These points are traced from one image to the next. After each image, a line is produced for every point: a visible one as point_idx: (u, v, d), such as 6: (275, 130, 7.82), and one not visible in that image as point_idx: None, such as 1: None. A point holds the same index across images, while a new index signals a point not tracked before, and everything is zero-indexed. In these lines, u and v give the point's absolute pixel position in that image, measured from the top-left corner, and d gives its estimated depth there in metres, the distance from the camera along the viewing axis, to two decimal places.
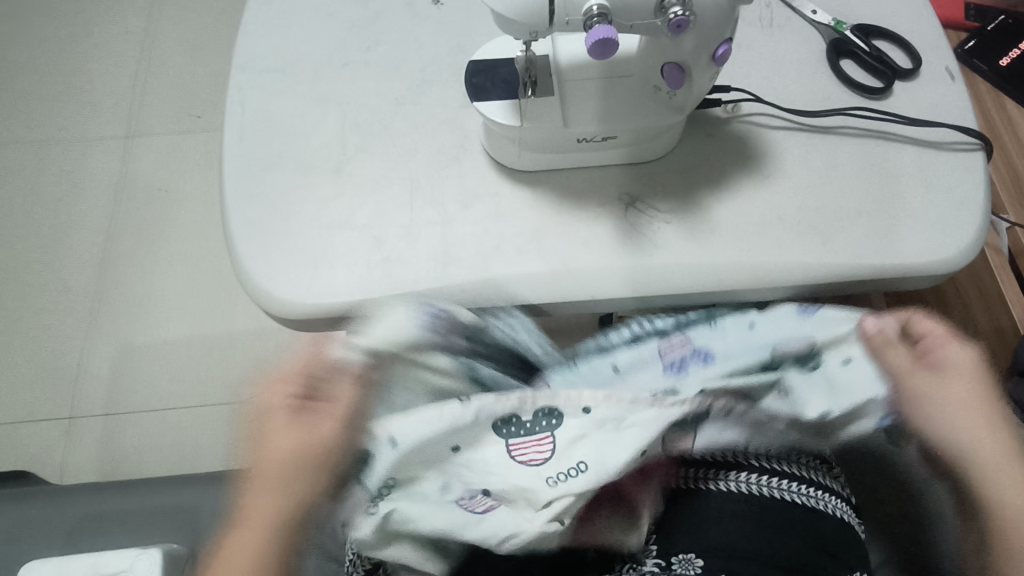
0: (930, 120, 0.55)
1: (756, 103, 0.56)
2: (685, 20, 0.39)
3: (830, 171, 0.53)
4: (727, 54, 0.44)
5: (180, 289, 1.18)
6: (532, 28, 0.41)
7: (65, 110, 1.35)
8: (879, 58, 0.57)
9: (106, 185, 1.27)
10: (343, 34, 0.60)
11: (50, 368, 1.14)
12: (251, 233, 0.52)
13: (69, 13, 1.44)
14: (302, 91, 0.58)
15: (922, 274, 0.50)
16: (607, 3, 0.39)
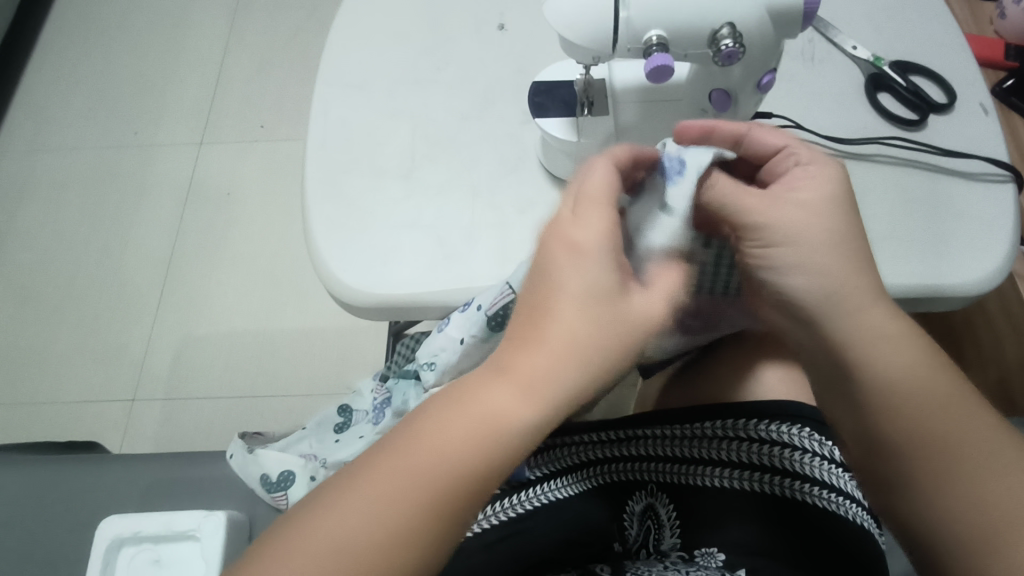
0: (963, 151, 0.58)
1: (797, 130, 0.60)
2: (735, 51, 0.43)
3: (866, 195, 0.57)
4: (771, 83, 0.49)
5: (236, 286, 1.26)
6: (596, 53, 0.46)
7: (142, 117, 1.46)
8: (916, 92, 0.60)
9: (176, 186, 1.37)
10: (415, 56, 0.67)
11: (114, 354, 1.22)
12: (327, 227, 0.58)
13: (151, 27, 1.57)
14: (377, 104, 0.64)
15: (952, 294, 0.53)
16: (665, 34, 0.44)
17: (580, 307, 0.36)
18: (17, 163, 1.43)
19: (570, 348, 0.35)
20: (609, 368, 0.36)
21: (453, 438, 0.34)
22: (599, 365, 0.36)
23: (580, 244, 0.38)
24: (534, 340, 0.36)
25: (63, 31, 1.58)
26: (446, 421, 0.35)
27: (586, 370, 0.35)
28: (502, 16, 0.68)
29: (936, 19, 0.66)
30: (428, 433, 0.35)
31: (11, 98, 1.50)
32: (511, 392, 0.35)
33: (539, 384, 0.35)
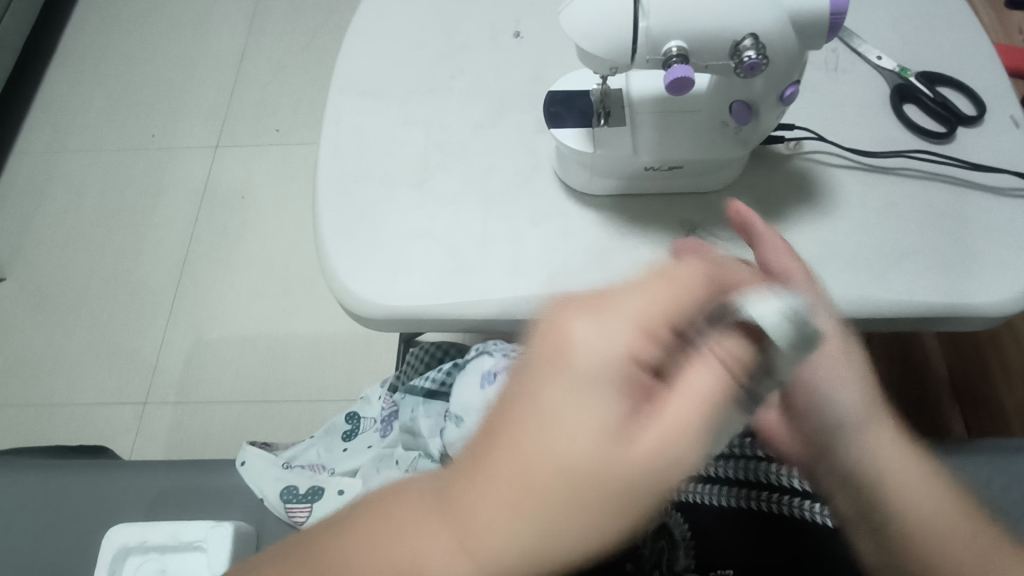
0: (992, 166, 0.56)
1: (819, 142, 0.59)
2: (758, 63, 0.42)
3: (891, 209, 0.55)
4: (795, 95, 0.47)
5: (248, 291, 1.26)
6: (614, 65, 0.45)
7: (159, 120, 1.47)
8: (943, 103, 0.58)
9: (191, 189, 1.38)
10: (429, 64, 0.66)
11: (127, 356, 1.23)
12: (339, 237, 0.58)
13: (170, 32, 1.58)
14: (391, 113, 0.64)
15: (981, 314, 0.51)
16: (686, 45, 0.43)
17: (554, 456, 0.28)
18: (36, 165, 1.44)
19: (537, 495, 0.27)
20: (590, 525, 0.28)
21: (372, 570, 0.29)
22: (564, 523, 0.27)
23: (581, 361, 0.29)
24: (489, 474, 0.28)
25: (84, 35, 1.60)
26: (372, 544, 0.30)
27: (543, 524, 0.27)
28: (519, 24, 0.68)
29: (965, 29, 0.64)
30: (355, 554, 0.30)
31: (31, 100, 1.52)
32: (433, 545, 0.29)
33: (486, 541, 0.28)
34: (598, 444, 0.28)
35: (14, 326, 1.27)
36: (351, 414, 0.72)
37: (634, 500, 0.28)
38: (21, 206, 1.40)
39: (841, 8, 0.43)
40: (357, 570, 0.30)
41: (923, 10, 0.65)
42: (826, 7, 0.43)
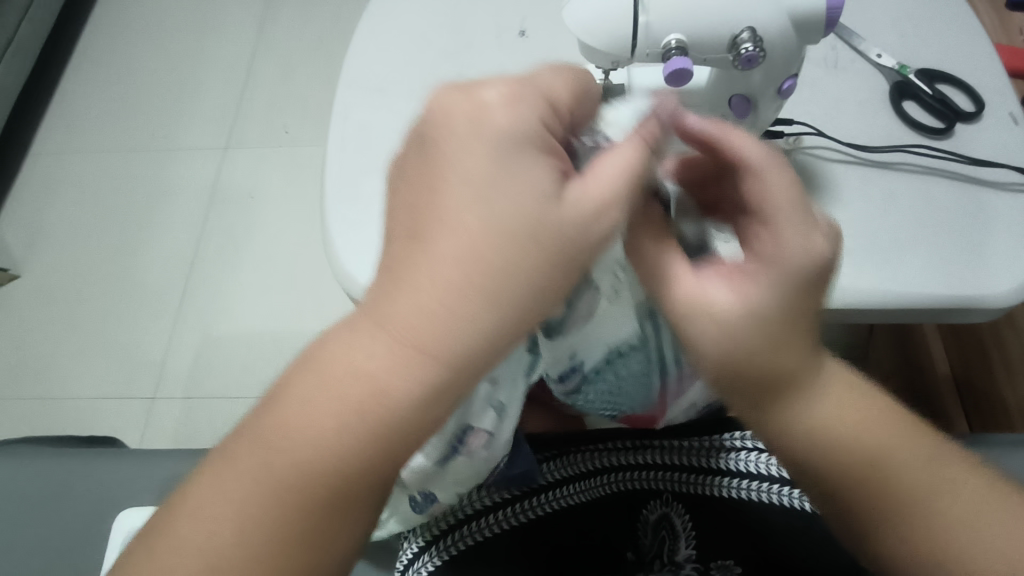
0: (990, 161, 0.57)
1: (818, 137, 0.59)
2: (755, 56, 0.43)
3: (889, 203, 0.56)
4: (792, 88, 0.49)
5: (257, 288, 1.28)
6: (614, 58, 0.46)
7: (171, 121, 1.49)
8: (942, 100, 0.59)
9: (201, 189, 1.40)
10: (436, 61, 0.68)
11: (137, 352, 1.25)
12: (346, 229, 0.59)
13: (181, 36, 1.61)
14: (398, 109, 0.65)
15: (979, 306, 0.52)
16: (684, 38, 0.43)
17: (473, 231, 0.34)
18: (50, 165, 1.47)
19: (473, 266, 0.33)
20: (526, 281, 0.34)
21: (326, 402, 0.33)
22: (516, 282, 0.34)
23: (489, 134, 0.35)
24: (416, 273, 0.33)
25: (99, 37, 1.63)
26: (319, 377, 0.33)
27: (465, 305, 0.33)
28: (524, 22, 0.69)
29: (963, 28, 0.65)
30: (315, 393, 0.33)
31: (45, 102, 1.55)
32: (375, 349, 0.33)
33: (424, 335, 0.33)
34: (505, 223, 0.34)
35: (26, 322, 1.29)
36: None
37: (545, 271, 0.34)
38: (34, 205, 1.42)
39: (836, 3, 0.44)
40: (314, 427, 0.33)
41: (923, 9, 0.66)
42: (823, 3, 0.44)
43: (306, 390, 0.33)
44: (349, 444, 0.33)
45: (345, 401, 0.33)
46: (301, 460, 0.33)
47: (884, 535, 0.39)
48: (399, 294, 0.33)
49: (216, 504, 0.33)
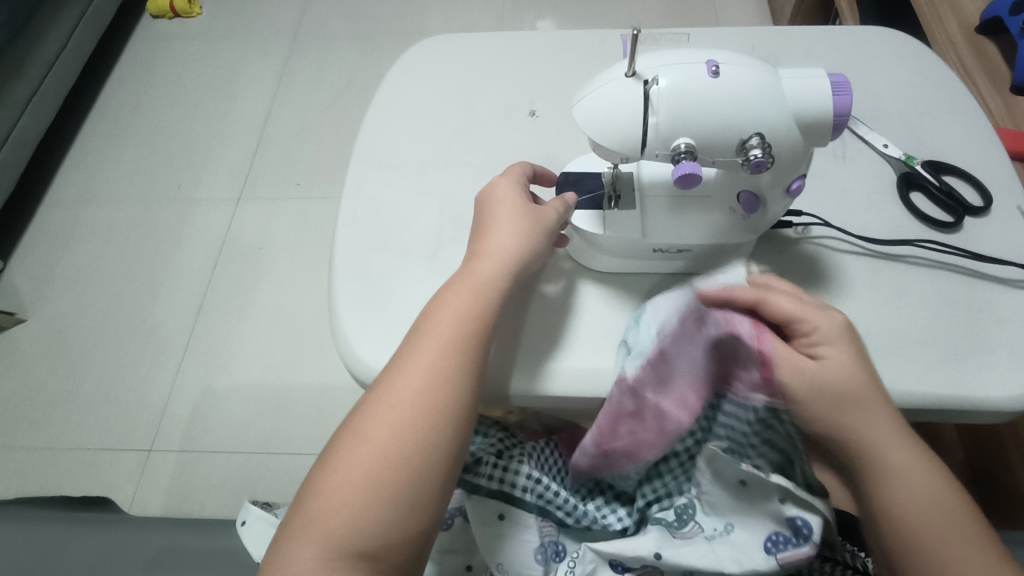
0: (1000, 257, 0.57)
1: (826, 227, 0.59)
2: (764, 161, 0.43)
3: (899, 298, 0.55)
4: (801, 188, 0.48)
5: (261, 340, 1.27)
6: (624, 156, 0.46)
7: (186, 171, 1.53)
8: (949, 193, 0.59)
9: (212, 239, 1.41)
10: (447, 138, 0.69)
11: (136, 402, 1.24)
12: (352, 305, 0.59)
13: (203, 90, 1.66)
14: (409, 185, 0.66)
15: (996, 407, 0.50)
16: (693, 142, 0.44)
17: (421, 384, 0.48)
18: (66, 211, 1.49)
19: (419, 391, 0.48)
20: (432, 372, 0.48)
21: (360, 462, 0.46)
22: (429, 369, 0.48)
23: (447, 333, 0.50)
24: (401, 368, 0.49)
25: (122, 89, 1.69)
26: (338, 468, 0.46)
27: (448, 373, 0.48)
28: (533, 103, 0.70)
29: (969, 120, 0.66)
30: (332, 476, 0.46)
31: (66, 150, 1.59)
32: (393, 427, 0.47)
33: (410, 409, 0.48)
34: (451, 336, 0.50)
35: (28, 368, 1.29)
36: None
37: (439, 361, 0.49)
38: (47, 251, 1.44)
39: (843, 110, 0.44)
40: (341, 506, 0.45)
41: (926, 101, 0.67)
42: (829, 111, 0.44)
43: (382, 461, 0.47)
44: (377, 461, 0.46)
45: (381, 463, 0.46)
46: (350, 523, 0.44)
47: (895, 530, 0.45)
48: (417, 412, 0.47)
49: (298, 555, 0.44)
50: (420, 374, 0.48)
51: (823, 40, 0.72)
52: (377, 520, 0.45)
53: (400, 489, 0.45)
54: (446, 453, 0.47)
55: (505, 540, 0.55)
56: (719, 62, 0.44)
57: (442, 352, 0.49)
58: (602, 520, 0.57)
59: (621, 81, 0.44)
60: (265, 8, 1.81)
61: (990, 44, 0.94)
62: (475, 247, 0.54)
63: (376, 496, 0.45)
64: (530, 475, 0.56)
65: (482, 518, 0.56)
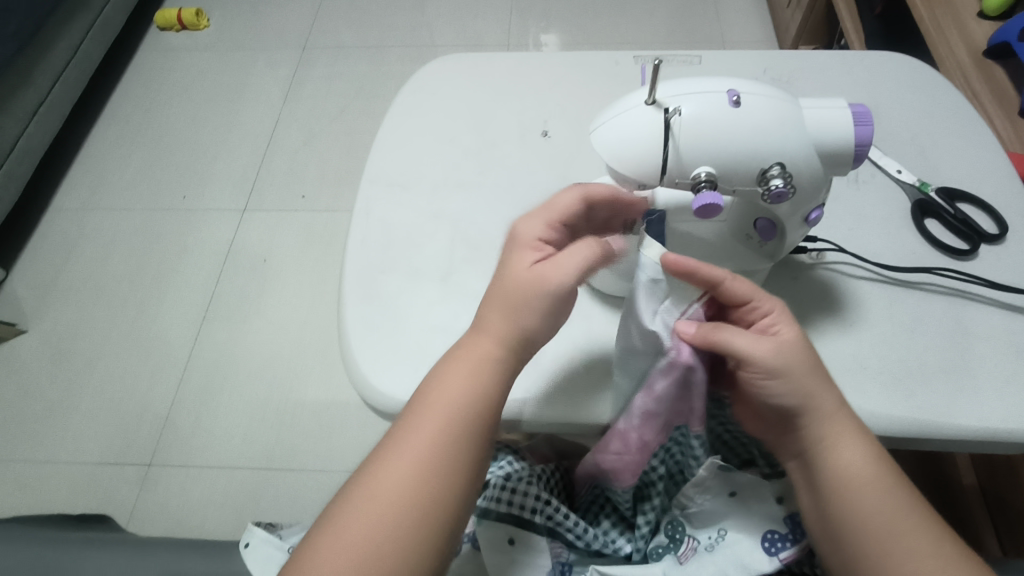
0: (1016, 285, 0.56)
1: (841, 253, 0.59)
2: (785, 191, 0.43)
3: (916, 326, 0.55)
4: (819, 217, 0.48)
5: (263, 354, 1.27)
6: (642, 182, 0.46)
7: (191, 183, 1.52)
8: (965, 220, 0.59)
9: (216, 251, 1.41)
10: (459, 158, 0.69)
11: (137, 415, 1.23)
12: (363, 328, 0.58)
13: (209, 102, 1.66)
14: (421, 205, 0.66)
15: (1015, 440, 0.50)
16: (714, 171, 0.43)
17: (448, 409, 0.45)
18: (69, 222, 1.49)
19: (451, 420, 0.44)
20: (463, 396, 0.45)
21: (383, 497, 0.42)
22: (460, 395, 0.45)
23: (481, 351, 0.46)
24: (421, 394, 0.46)
25: (129, 100, 1.69)
26: (358, 500, 0.42)
27: (483, 402, 0.45)
28: (546, 123, 0.70)
29: (983, 146, 0.66)
30: (352, 515, 0.42)
31: (72, 160, 1.59)
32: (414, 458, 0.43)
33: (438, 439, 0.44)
34: (473, 362, 0.46)
35: (29, 380, 1.28)
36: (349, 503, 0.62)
37: (474, 387, 0.45)
38: (50, 261, 1.43)
39: (864, 141, 0.44)
40: (362, 540, 0.41)
41: (940, 127, 0.67)
42: (850, 141, 0.44)
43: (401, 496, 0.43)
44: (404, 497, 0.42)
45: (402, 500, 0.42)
46: (367, 568, 0.41)
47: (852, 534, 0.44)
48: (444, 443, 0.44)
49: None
50: (438, 415, 0.44)
51: (836, 65, 0.72)
52: (401, 554, 0.41)
53: (423, 526, 0.42)
54: (471, 483, 0.44)
55: (516, 566, 0.52)
56: (740, 92, 0.44)
57: (467, 377, 0.45)
58: (607, 543, 0.54)
59: (642, 108, 0.44)
60: (273, 20, 1.82)
61: (998, 68, 0.94)
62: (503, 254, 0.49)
63: (399, 528, 0.42)
64: (539, 495, 0.52)
65: (493, 544, 0.52)
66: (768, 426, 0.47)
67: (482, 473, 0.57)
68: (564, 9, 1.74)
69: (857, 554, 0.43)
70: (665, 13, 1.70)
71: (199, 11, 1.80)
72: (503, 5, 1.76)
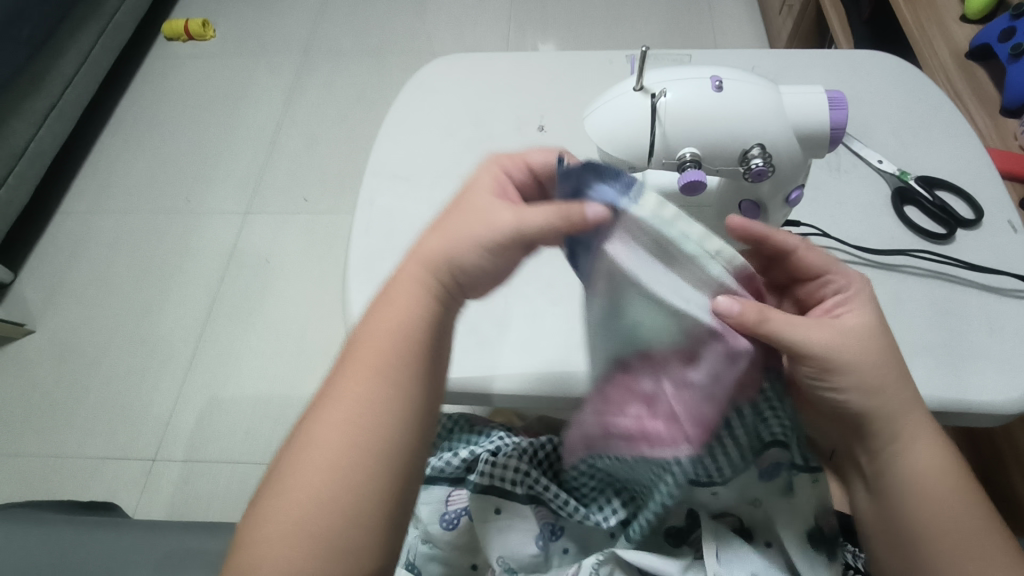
0: (991, 267, 0.59)
1: (823, 238, 0.62)
2: (765, 170, 0.46)
3: (896, 306, 0.57)
4: (799, 198, 0.51)
5: (267, 351, 1.29)
6: (632, 164, 0.49)
7: (196, 186, 1.56)
8: (943, 207, 0.62)
9: (220, 252, 1.44)
10: (459, 152, 0.72)
11: (141, 413, 1.25)
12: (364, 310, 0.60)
13: (214, 108, 1.70)
14: (422, 195, 0.68)
15: (991, 412, 0.52)
16: (699, 151, 0.46)
17: (372, 370, 0.45)
18: (76, 224, 1.52)
19: (375, 373, 0.45)
20: (389, 350, 0.45)
21: (316, 462, 0.42)
22: (385, 352, 0.45)
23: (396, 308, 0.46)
24: (357, 353, 0.46)
25: (136, 106, 1.73)
26: (301, 456, 0.43)
27: (410, 353, 0.46)
28: (542, 119, 0.73)
29: (960, 138, 0.69)
30: (290, 481, 0.42)
31: (79, 165, 1.62)
32: (341, 416, 0.43)
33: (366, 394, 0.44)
34: (403, 316, 0.46)
35: (36, 378, 1.30)
36: None
37: (396, 341, 0.46)
38: (57, 263, 1.46)
39: (839, 124, 0.47)
40: (311, 492, 0.42)
41: (920, 120, 0.71)
42: (826, 124, 0.47)
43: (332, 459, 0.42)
44: (340, 453, 0.42)
45: (333, 459, 0.42)
46: (309, 529, 0.41)
47: (913, 533, 0.47)
48: (370, 395, 0.44)
49: (266, 549, 0.41)
50: (362, 375, 0.45)
51: (820, 63, 0.75)
52: (352, 503, 0.42)
53: (368, 480, 0.42)
54: (415, 429, 0.44)
55: (505, 533, 0.53)
56: (722, 78, 0.47)
57: (400, 329, 0.46)
58: (590, 516, 0.52)
59: (630, 94, 0.47)
60: (276, 28, 1.86)
61: (980, 69, 0.98)
62: (469, 188, 0.48)
63: (347, 480, 0.42)
64: (518, 467, 0.53)
65: (479, 514, 0.54)
66: (833, 426, 0.49)
67: (471, 447, 0.57)
68: (560, 17, 1.78)
69: (917, 550, 0.47)
70: (661, 21, 1.74)
71: (204, 21, 1.84)
72: (501, 13, 1.81)
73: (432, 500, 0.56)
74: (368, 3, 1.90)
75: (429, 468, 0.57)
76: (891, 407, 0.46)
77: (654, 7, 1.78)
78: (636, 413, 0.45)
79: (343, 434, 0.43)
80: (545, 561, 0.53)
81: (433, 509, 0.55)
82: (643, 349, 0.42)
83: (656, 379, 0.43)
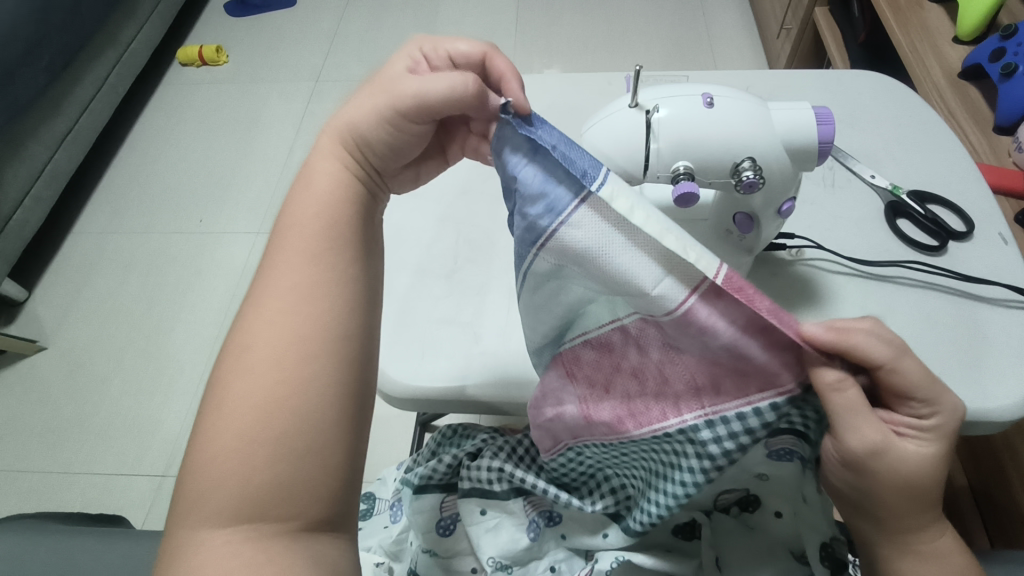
0: (984, 279, 0.60)
1: (818, 250, 0.63)
2: (756, 181, 0.47)
3: (892, 314, 0.59)
4: (791, 209, 0.53)
5: None
6: (628, 178, 0.51)
7: (208, 207, 1.59)
8: (935, 220, 0.63)
9: (231, 270, 1.47)
10: (464, 169, 0.74)
11: (150, 429, 1.26)
12: None
13: (227, 131, 1.75)
14: (428, 210, 0.71)
15: (991, 420, 0.52)
16: (692, 165, 0.48)
17: (295, 283, 0.45)
18: (91, 244, 1.55)
19: (301, 287, 0.45)
20: (312, 261, 0.46)
21: (246, 382, 0.42)
22: (310, 266, 0.45)
23: (312, 209, 0.47)
24: (276, 260, 0.46)
25: (152, 130, 1.78)
26: (238, 365, 0.42)
27: (335, 264, 0.46)
28: None
29: (952, 154, 0.71)
30: (223, 409, 0.41)
31: (95, 186, 1.66)
32: (265, 332, 0.43)
33: (289, 304, 0.44)
34: (325, 213, 0.47)
35: (48, 394, 1.32)
36: (364, 494, 0.66)
37: (323, 246, 0.46)
38: (72, 282, 1.49)
39: (827, 139, 0.49)
40: (258, 396, 0.41)
41: (911, 137, 0.73)
42: (815, 139, 0.49)
43: (261, 376, 0.42)
44: (274, 369, 0.42)
45: (263, 372, 0.42)
46: (252, 452, 0.40)
47: None
48: (296, 302, 0.44)
49: (221, 462, 0.40)
50: (284, 288, 0.45)
51: (814, 82, 0.78)
52: (305, 399, 0.42)
53: (307, 393, 0.42)
54: (357, 320, 0.45)
55: (493, 533, 0.53)
56: (713, 95, 0.49)
57: (321, 228, 0.47)
58: (576, 506, 0.50)
59: (626, 111, 0.50)
60: (288, 55, 1.92)
61: (973, 88, 1.00)
62: (381, 73, 0.50)
63: (295, 378, 0.42)
64: (492, 466, 0.52)
65: (466, 518, 0.53)
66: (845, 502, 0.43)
67: (455, 450, 0.55)
68: (562, 43, 1.83)
69: None
70: (662, 45, 1.79)
71: (218, 47, 1.90)
72: (506, 40, 1.86)
73: (425, 508, 0.55)
74: (376, 30, 1.96)
75: (417, 477, 0.56)
76: (889, 523, 0.40)
77: (655, 32, 1.83)
78: (623, 391, 0.44)
79: (271, 351, 0.43)
80: (539, 549, 0.53)
81: (428, 517, 0.55)
82: (621, 323, 0.42)
83: (641, 351, 0.42)
